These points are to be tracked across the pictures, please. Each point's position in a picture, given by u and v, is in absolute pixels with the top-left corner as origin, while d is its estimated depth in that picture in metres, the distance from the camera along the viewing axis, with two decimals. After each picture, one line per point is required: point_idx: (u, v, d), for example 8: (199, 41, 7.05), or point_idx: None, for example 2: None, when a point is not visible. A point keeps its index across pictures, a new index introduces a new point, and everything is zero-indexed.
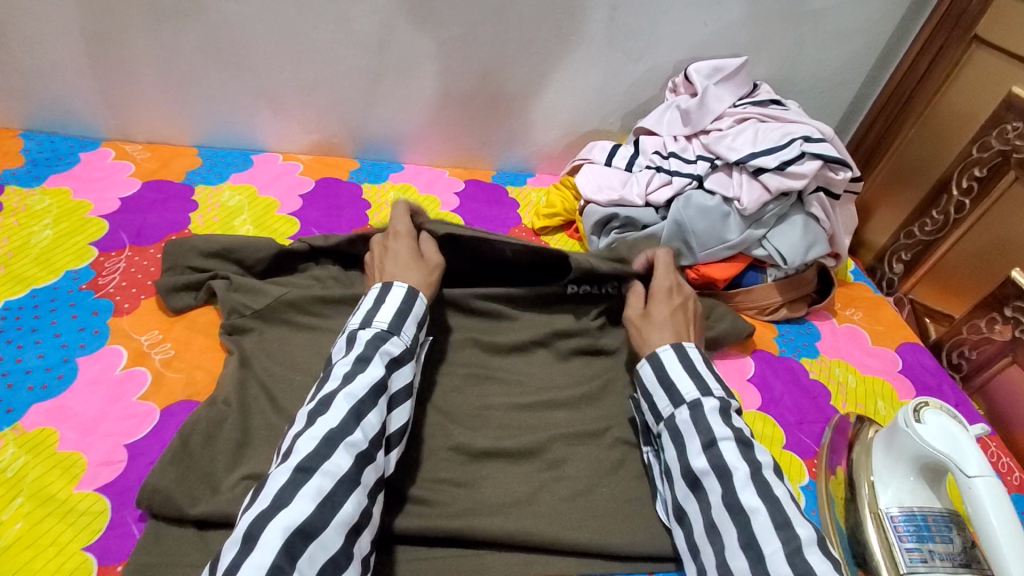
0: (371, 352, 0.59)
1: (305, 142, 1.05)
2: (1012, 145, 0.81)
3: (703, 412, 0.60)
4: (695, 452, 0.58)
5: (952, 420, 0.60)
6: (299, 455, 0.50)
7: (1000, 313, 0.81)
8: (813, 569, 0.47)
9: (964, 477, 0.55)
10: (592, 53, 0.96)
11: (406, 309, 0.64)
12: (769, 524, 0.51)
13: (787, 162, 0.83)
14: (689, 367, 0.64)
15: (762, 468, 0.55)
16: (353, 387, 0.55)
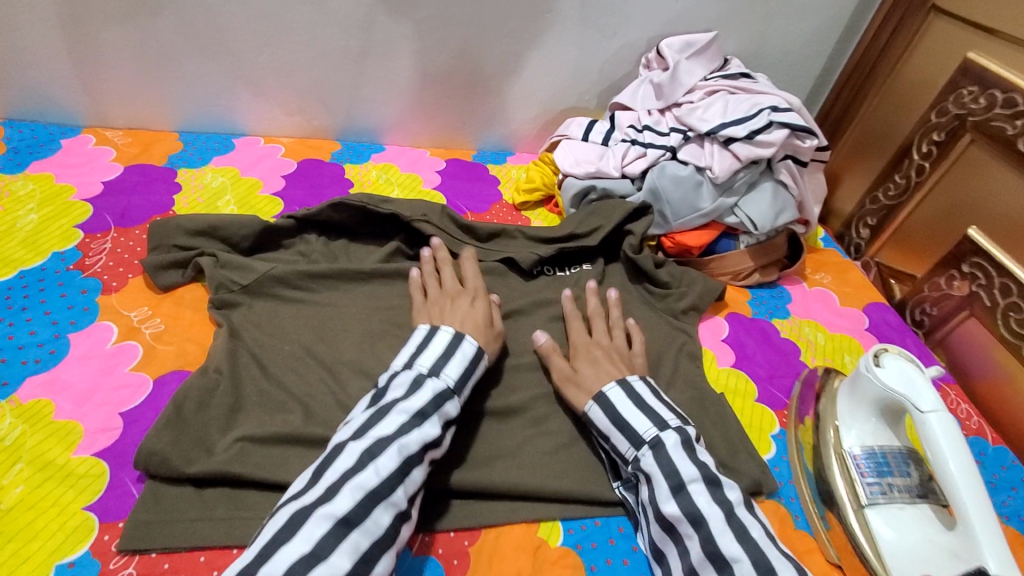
0: (431, 410, 0.58)
1: (286, 125, 1.07)
2: (968, 109, 0.84)
3: (665, 450, 0.59)
4: (665, 496, 0.57)
5: (909, 363, 0.64)
6: (344, 503, 0.50)
7: (958, 270, 0.86)
8: None
9: (918, 412, 0.59)
10: (567, 31, 0.98)
11: (468, 373, 0.64)
12: (755, 574, 0.50)
13: (755, 131, 0.86)
14: (639, 402, 0.63)
15: (735, 508, 0.55)
16: (407, 440, 0.55)
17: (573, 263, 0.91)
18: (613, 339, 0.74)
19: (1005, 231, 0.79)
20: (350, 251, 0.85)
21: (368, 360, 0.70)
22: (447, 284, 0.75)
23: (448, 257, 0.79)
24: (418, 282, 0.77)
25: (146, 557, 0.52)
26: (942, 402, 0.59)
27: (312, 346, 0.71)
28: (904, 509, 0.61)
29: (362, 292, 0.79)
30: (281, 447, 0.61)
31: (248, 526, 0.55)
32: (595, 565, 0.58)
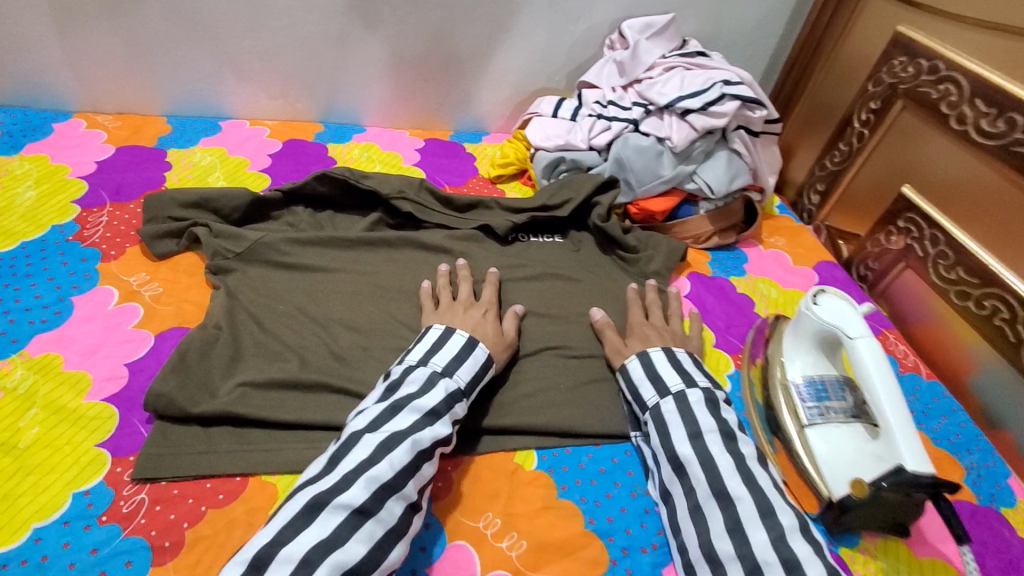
0: (443, 409, 0.61)
1: (270, 108, 1.12)
2: (899, 78, 0.92)
3: (687, 402, 0.65)
4: (681, 439, 0.62)
5: (844, 300, 0.71)
6: (359, 496, 0.52)
7: (895, 225, 0.94)
8: (796, 554, 0.51)
9: (847, 339, 0.67)
10: (535, 14, 1.05)
11: (478, 378, 0.66)
12: (755, 512, 0.55)
13: (709, 103, 0.94)
14: (676, 364, 0.70)
15: (745, 458, 0.60)
16: (420, 436, 0.57)
17: (546, 232, 0.97)
18: (670, 323, 0.80)
19: (933, 187, 0.88)
20: (337, 221, 0.90)
21: (356, 316, 0.76)
22: (461, 296, 0.77)
23: (468, 276, 0.81)
24: (430, 293, 0.78)
25: (156, 485, 0.57)
26: (869, 330, 0.67)
27: (304, 305, 0.76)
28: (839, 427, 0.68)
29: (348, 257, 0.85)
30: (279, 391, 0.66)
31: (250, 457, 0.60)
32: (566, 484, 0.65)
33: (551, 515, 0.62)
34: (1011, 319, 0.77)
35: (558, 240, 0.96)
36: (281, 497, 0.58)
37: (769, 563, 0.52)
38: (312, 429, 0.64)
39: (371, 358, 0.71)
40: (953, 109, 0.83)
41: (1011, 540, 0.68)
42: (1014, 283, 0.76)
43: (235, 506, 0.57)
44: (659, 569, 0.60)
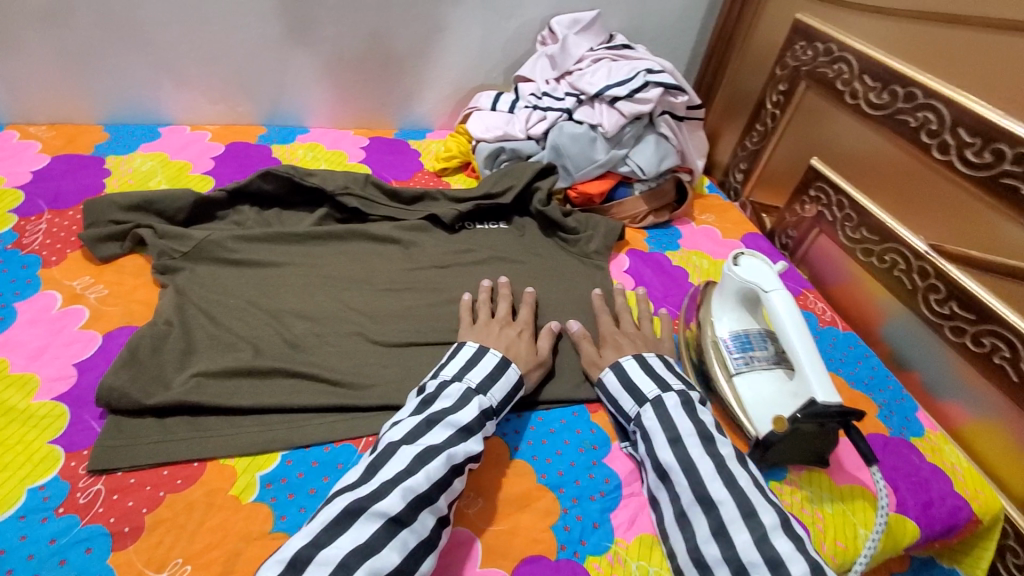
0: (476, 425, 0.62)
1: (211, 113, 1.12)
2: (800, 62, 1.02)
3: (665, 408, 0.66)
4: (663, 446, 0.64)
5: (761, 260, 0.78)
6: (395, 505, 0.53)
7: (807, 196, 1.03)
8: (778, 552, 0.53)
9: (764, 292, 0.73)
10: (468, 14, 1.10)
11: (511, 396, 0.68)
12: (737, 514, 0.57)
13: (634, 90, 1.01)
14: (648, 369, 0.71)
15: (726, 460, 0.61)
16: (454, 450, 0.58)
17: (491, 220, 1.01)
18: (641, 328, 0.81)
19: (835, 157, 0.97)
20: (284, 217, 0.92)
21: (308, 306, 0.78)
22: (502, 312, 0.78)
23: (508, 293, 0.82)
24: (471, 305, 0.79)
25: (113, 475, 0.58)
26: (782, 283, 0.74)
27: (254, 298, 0.78)
28: (762, 372, 0.74)
29: (298, 251, 0.86)
30: (234, 379, 0.67)
31: (207, 442, 0.61)
32: (518, 446, 0.69)
33: (505, 475, 0.66)
34: (907, 268, 0.86)
35: (503, 226, 1.00)
36: (240, 477, 0.60)
37: (753, 563, 0.53)
38: (267, 412, 0.65)
39: (325, 343, 0.73)
40: (846, 86, 0.93)
41: (919, 465, 0.76)
42: (909, 237, 0.85)
43: (193, 490, 0.58)
44: (607, 513, 0.64)
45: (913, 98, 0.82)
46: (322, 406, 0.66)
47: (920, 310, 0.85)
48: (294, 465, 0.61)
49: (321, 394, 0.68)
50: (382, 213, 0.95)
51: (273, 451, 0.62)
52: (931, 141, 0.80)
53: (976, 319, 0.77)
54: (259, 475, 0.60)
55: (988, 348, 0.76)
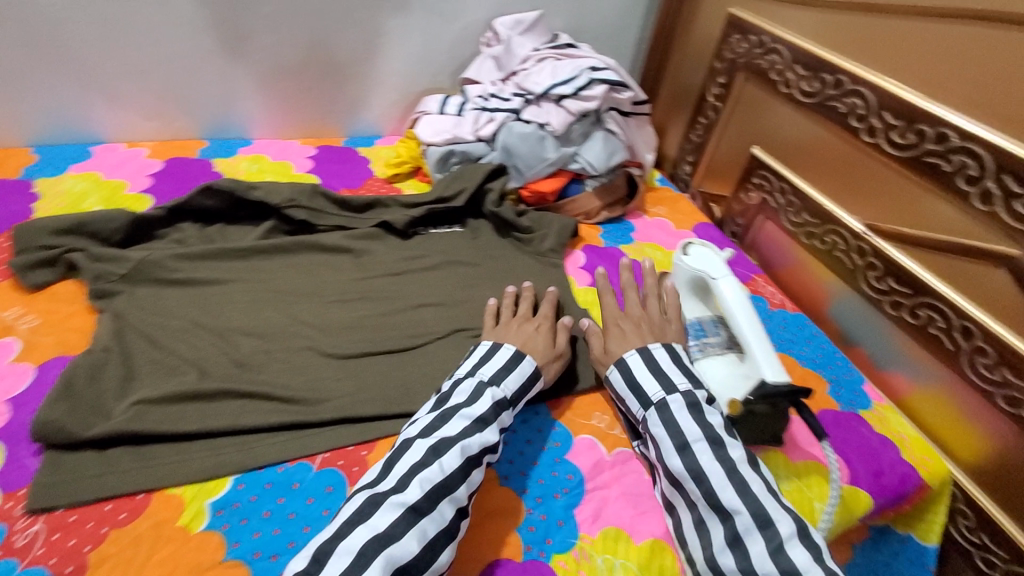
0: (490, 416, 0.63)
1: (147, 129, 1.08)
2: (736, 54, 1.05)
3: (670, 412, 0.65)
4: (670, 453, 0.63)
5: (708, 249, 0.81)
6: (413, 494, 0.54)
7: (751, 183, 1.06)
8: (795, 563, 0.54)
9: (712, 280, 0.76)
10: (409, 18, 1.10)
11: (525, 387, 0.69)
12: (752, 524, 0.57)
13: (579, 88, 1.02)
14: (653, 368, 0.70)
15: (738, 466, 0.61)
16: (469, 441, 0.59)
17: (445, 223, 1.01)
18: (648, 310, 0.79)
19: (774, 145, 1.00)
20: (228, 232, 0.89)
21: (257, 322, 0.76)
22: (523, 309, 0.79)
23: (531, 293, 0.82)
24: (493, 309, 0.79)
25: (52, 514, 0.55)
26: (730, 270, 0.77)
27: (199, 318, 0.75)
28: (716, 357, 0.76)
29: (243, 267, 0.84)
30: (180, 404, 0.65)
31: (154, 472, 0.59)
32: None
33: None
34: (846, 248, 0.90)
35: (457, 229, 1.00)
36: (189, 506, 0.57)
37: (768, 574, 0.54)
38: (216, 435, 0.63)
39: (276, 360, 0.72)
40: (780, 76, 0.97)
41: (868, 436, 0.79)
42: (846, 218, 0.89)
43: (140, 522, 0.55)
44: (572, 510, 0.64)
45: (840, 85, 0.86)
46: (274, 424, 0.64)
47: (861, 287, 0.89)
48: (246, 488, 0.59)
49: (273, 411, 0.66)
50: (332, 223, 0.93)
51: (224, 476, 0.60)
52: (860, 125, 0.84)
53: (911, 293, 0.81)
54: (209, 502, 0.58)
55: (924, 319, 0.80)
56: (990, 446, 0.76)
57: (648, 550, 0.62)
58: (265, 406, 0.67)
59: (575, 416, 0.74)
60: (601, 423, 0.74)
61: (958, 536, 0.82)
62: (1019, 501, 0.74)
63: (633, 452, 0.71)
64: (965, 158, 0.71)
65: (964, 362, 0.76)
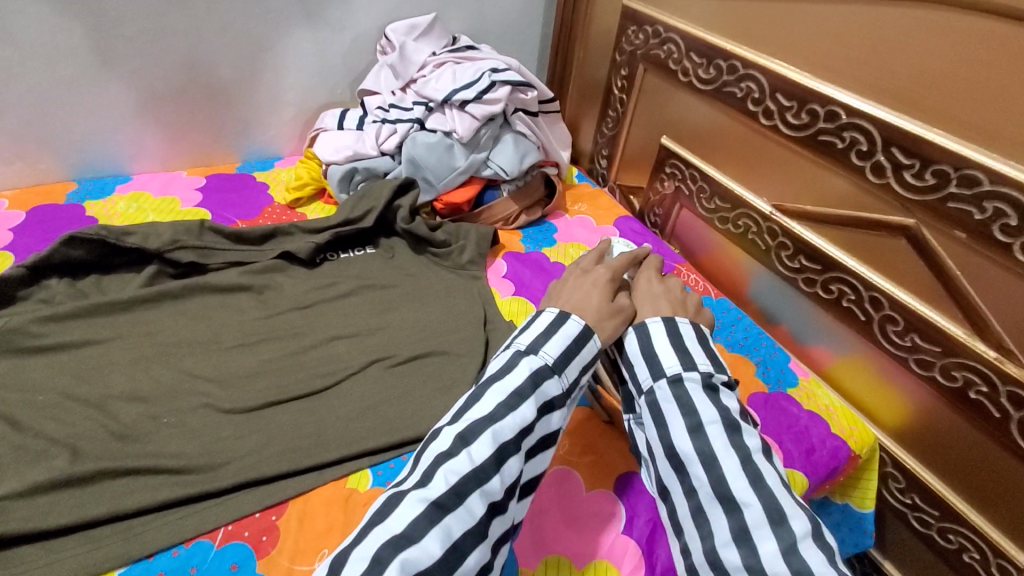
0: (528, 390, 0.57)
1: (4, 175, 0.96)
2: (634, 46, 1.05)
3: (684, 389, 0.58)
4: (681, 433, 0.56)
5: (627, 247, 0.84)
6: (437, 488, 0.49)
7: (665, 173, 1.06)
8: (807, 565, 0.47)
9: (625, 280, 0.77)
10: (294, 30, 1.02)
11: (571, 351, 0.61)
12: (763, 519, 0.50)
13: (482, 91, 0.98)
14: (675, 340, 0.62)
15: (752, 456, 0.54)
16: (502, 425, 0.54)
17: (355, 246, 0.94)
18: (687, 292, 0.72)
19: (680, 133, 1.01)
20: (105, 284, 0.80)
21: (142, 385, 0.67)
22: (586, 263, 0.74)
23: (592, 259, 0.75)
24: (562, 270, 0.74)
25: None
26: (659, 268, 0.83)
27: (73, 388, 0.66)
28: None
29: (126, 321, 0.75)
30: (50, 494, 0.56)
31: None
32: None
33: None
34: (758, 231, 0.91)
35: (370, 251, 0.94)
36: None
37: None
38: (97, 525, 0.55)
39: (166, 425, 0.64)
40: (677, 64, 0.97)
41: (798, 414, 0.79)
42: (754, 200, 0.90)
43: None
44: (510, 543, 0.61)
45: (734, 70, 0.87)
46: (167, 501, 0.57)
47: (775, 267, 0.90)
48: None
49: (164, 487, 0.58)
50: (225, 260, 0.85)
51: (108, 571, 0.52)
52: (757, 108, 0.85)
53: (822, 269, 0.83)
54: None
55: (836, 293, 0.82)
56: (911, 409, 0.78)
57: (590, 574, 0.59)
58: (155, 480, 0.59)
59: None
60: None
61: (891, 499, 0.85)
62: (939, 458, 0.77)
63: (569, 468, 0.68)
64: (855, 133, 0.73)
65: (877, 331, 0.78)
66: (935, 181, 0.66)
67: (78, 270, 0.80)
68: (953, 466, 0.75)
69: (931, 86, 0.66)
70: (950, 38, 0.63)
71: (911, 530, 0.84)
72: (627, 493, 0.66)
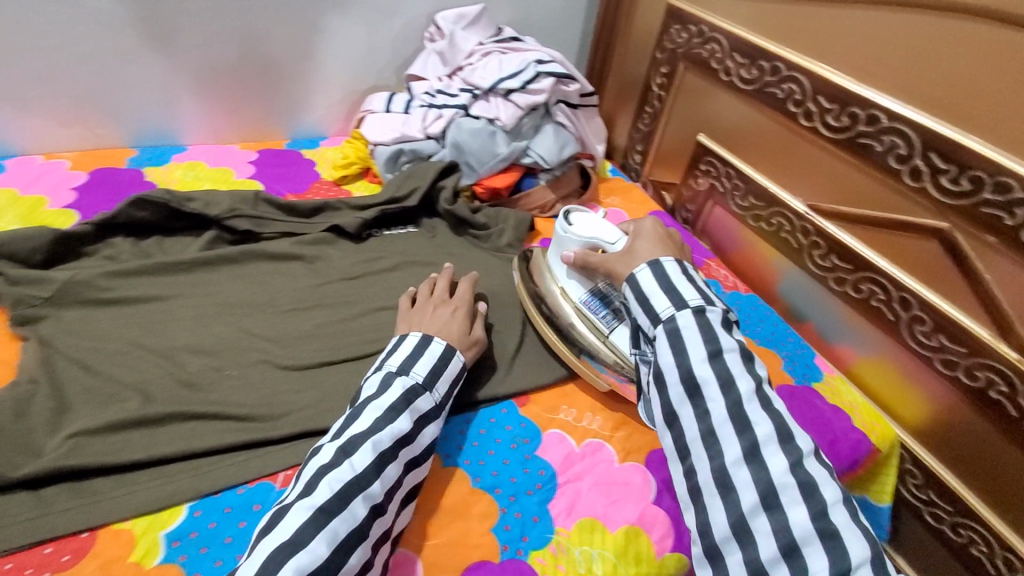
0: (403, 405, 0.60)
1: (65, 139, 1.01)
2: (677, 44, 1.08)
3: (707, 319, 0.58)
4: (700, 359, 0.55)
5: (585, 216, 0.80)
6: (321, 495, 0.51)
7: (700, 170, 1.08)
8: (812, 477, 0.50)
9: (610, 245, 0.74)
10: (347, 13, 1.06)
11: (439, 368, 0.65)
12: (774, 437, 0.51)
13: (527, 81, 1.01)
14: (690, 278, 0.62)
15: (763, 382, 0.56)
16: (380, 436, 0.56)
17: (397, 225, 0.98)
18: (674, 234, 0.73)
19: (718, 131, 1.03)
20: (166, 246, 0.84)
21: (204, 339, 0.71)
22: (441, 292, 0.76)
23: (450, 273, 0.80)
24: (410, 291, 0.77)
25: None
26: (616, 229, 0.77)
27: (139, 339, 0.70)
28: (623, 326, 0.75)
29: (185, 281, 0.79)
30: (122, 433, 0.61)
31: (94, 508, 0.54)
32: (450, 453, 0.67)
33: (440, 483, 0.64)
34: (791, 229, 0.93)
35: (411, 230, 0.97)
36: (141, 540, 0.53)
37: (786, 485, 0.49)
38: (167, 463, 0.60)
39: (227, 377, 0.68)
40: (720, 64, 0.99)
41: (822, 407, 0.82)
42: (788, 200, 0.92)
43: (87, 564, 0.51)
44: (546, 505, 0.64)
45: (777, 72, 0.89)
46: (231, 445, 0.61)
47: (806, 265, 0.93)
48: (204, 515, 0.56)
49: (226, 433, 0.62)
50: (277, 229, 0.89)
51: (178, 503, 0.56)
52: (798, 110, 0.87)
53: (853, 269, 0.85)
54: (163, 533, 0.54)
55: (866, 293, 0.85)
56: (933, 406, 0.80)
57: (621, 537, 0.62)
58: (216, 426, 0.63)
59: (543, 410, 0.74)
60: (568, 416, 0.74)
61: (907, 494, 0.88)
62: (956, 453, 0.79)
63: (602, 442, 0.71)
64: (895, 138, 0.75)
65: (903, 330, 0.81)
66: (970, 187, 0.69)
67: (140, 231, 0.85)
68: (967, 459, 0.78)
69: (970, 95, 0.68)
70: (985, 50, 0.66)
71: (924, 524, 0.87)
72: (658, 468, 0.69)
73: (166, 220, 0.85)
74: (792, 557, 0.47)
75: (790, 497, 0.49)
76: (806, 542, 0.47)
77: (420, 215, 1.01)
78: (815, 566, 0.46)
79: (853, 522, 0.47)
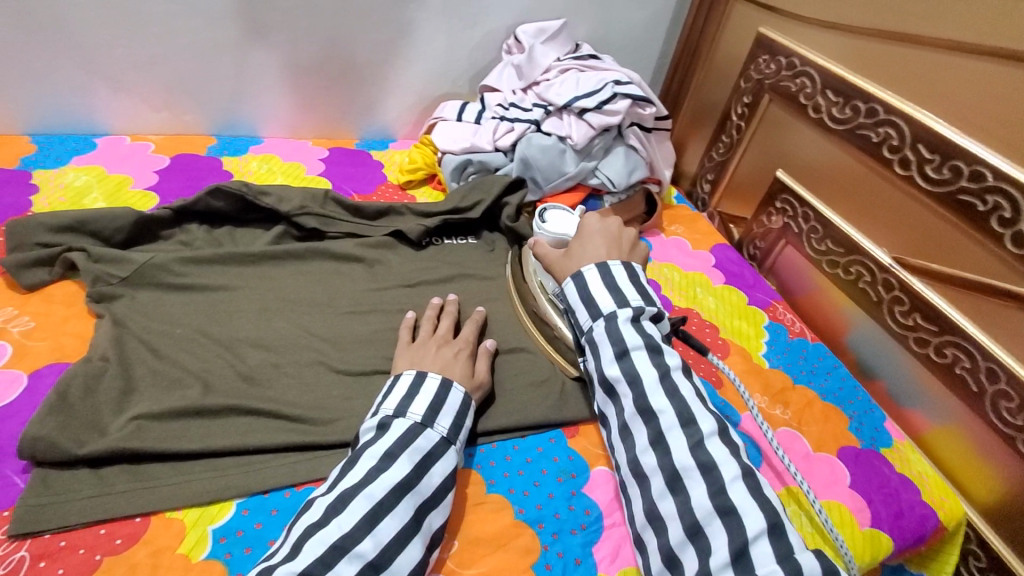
0: (400, 450, 0.56)
1: (153, 122, 1.05)
2: (764, 74, 1.04)
3: (617, 323, 0.64)
4: (609, 361, 0.63)
5: (562, 212, 0.88)
6: (306, 558, 0.48)
7: (774, 207, 1.04)
8: (711, 456, 0.55)
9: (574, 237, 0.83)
10: (431, 21, 1.07)
11: (438, 402, 0.62)
12: (675, 423, 0.58)
13: (603, 102, 0.99)
14: (609, 282, 0.67)
15: (672, 371, 0.62)
16: (372, 486, 0.53)
17: (457, 234, 0.97)
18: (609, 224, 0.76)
19: (798, 167, 0.99)
20: (237, 236, 0.86)
21: (266, 334, 0.72)
22: (441, 331, 0.73)
23: (454, 311, 0.77)
24: (411, 322, 0.74)
25: (38, 539, 0.51)
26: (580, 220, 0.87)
27: (205, 327, 0.72)
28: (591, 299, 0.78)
29: (252, 273, 0.80)
30: (182, 420, 0.62)
31: (150, 495, 0.55)
32: (494, 479, 0.65)
33: (482, 510, 0.62)
34: (872, 280, 0.87)
35: (471, 241, 0.96)
36: (190, 532, 0.54)
37: (686, 467, 0.55)
38: (220, 456, 0.60)
39: (284, 375, 0.69)
40: (809, 100, 0.95)
41: (889, 476, 0.76)
42: (872, 249, 0.87)
43: (136, 550, 0.52)
44: (590, 547, 0.61)
45: (874, 114, 0.84)
46: (283, 445, 0.61)
47: (885, 320, 0.87)
48: (251, 515, 0.56)
49: (279, 432, 0.63)
50: (341, 230, 0.89)
51: (227, 499, 0.57)
52: (893, 156, 0.82)
53: (937, 331, 0.79)
54: (211, 528, 0.54)
55: (950, 358, 0.78)
56: (1005, 487, 0.74)
57: None
58: (270, 423, 0.64)
59: (592, 445, 0.71)
60: None
61: None
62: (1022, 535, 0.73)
63: None
64: (999, 198, 0.69)
65: (986, 404, 0.74)
66: None
67: (215, 220, 0.87)
68: None
69: None
70: None
71: None
72: None
73: (240, 212, 0.87)
74: (697, 537, 0.52)
75: (690, 479, 0.55)
76: (707, 521, 0.52)
77: (482, 227, 1.00)
78: (714, 543, 0.51)
79: (750, 497, 0.52)
